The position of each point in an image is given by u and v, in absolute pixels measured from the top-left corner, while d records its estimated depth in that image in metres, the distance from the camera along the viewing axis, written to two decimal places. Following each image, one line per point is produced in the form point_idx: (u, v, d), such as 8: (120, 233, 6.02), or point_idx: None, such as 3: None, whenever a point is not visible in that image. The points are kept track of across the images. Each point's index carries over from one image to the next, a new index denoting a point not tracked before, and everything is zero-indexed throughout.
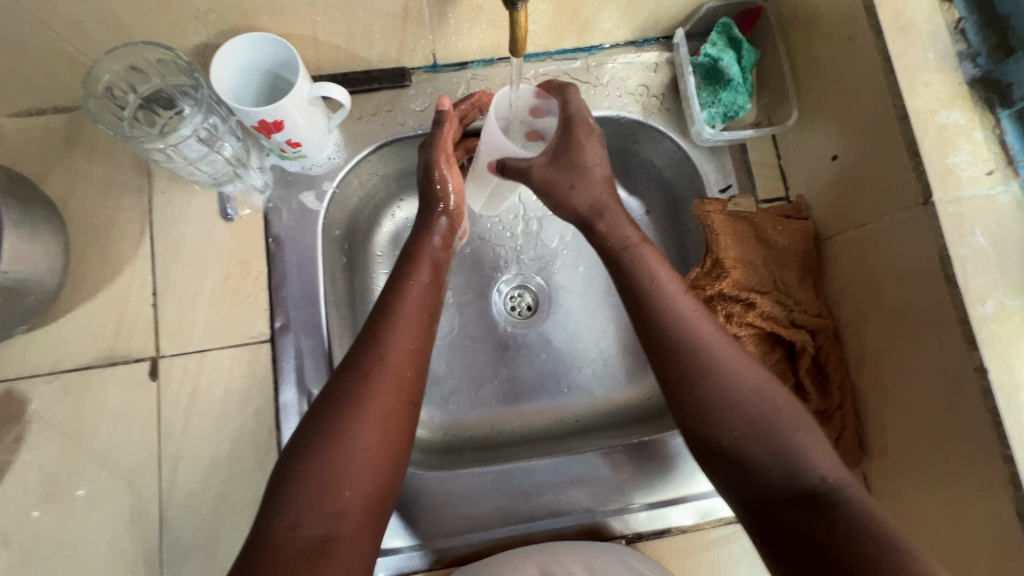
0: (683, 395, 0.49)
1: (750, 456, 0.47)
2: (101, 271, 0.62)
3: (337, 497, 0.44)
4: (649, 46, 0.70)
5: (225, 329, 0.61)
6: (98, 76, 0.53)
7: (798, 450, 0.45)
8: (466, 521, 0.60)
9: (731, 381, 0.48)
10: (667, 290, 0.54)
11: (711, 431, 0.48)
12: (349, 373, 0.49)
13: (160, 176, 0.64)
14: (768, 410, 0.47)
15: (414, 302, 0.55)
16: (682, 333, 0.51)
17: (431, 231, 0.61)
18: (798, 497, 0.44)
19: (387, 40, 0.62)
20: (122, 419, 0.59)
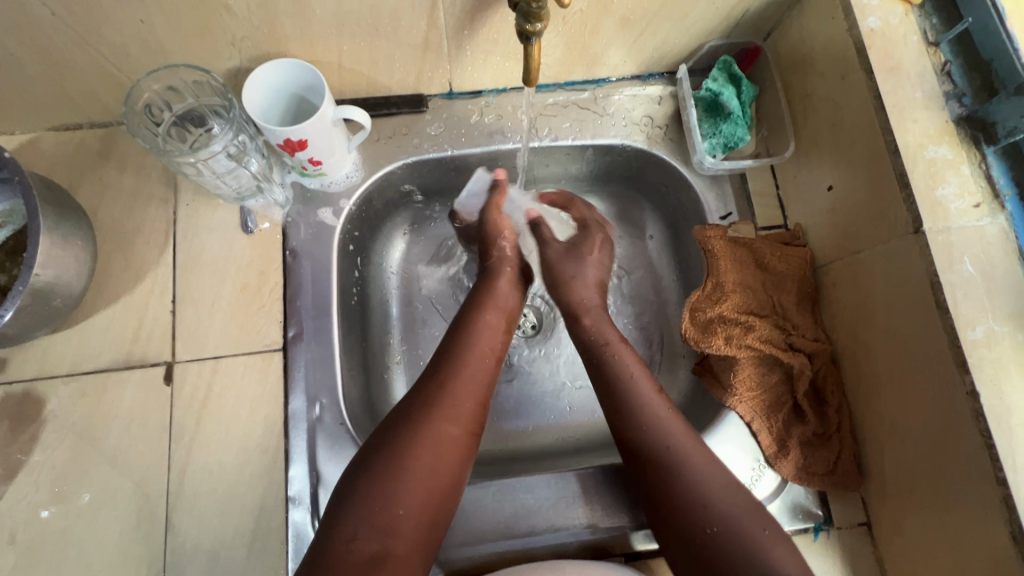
0: (653, 484, 0.53)
1: (722, 554, 0.47)
2: (125, 277, 0.64)
3: (392, 514, 0.46)
4: (654, 80, 0.74)
5: (240, 337, 0.63)
6: (138, 95, 0.57)
7: (767, 552, 0.47)
8: (467, 534, 0.60)
9: (703, 479, 0.51)
10: (646, 394, 0.58)
11: (688, 529, 0.49)
12: (419, 400, 0.53)
13: (186, 190, 0.67)
14: (737, 510, 0.49)
15: (483, 343, 0.60)
16: (665, 436, 0.54)
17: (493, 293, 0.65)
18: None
19: (407, 68, 0.66)
20: (135, 422, 0.60)
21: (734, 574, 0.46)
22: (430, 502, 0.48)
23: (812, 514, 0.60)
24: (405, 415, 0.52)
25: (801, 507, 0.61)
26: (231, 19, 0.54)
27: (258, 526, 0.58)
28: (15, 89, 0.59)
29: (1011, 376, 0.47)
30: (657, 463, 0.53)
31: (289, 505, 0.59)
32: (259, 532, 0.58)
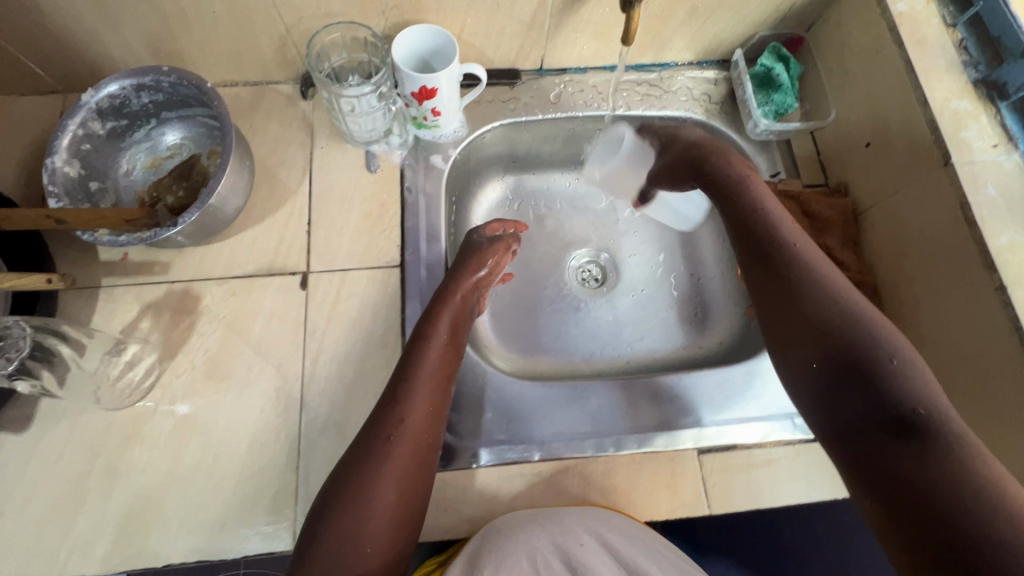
0: (786, 297, 0.56)
1: (843, 371, 0.50)
2: (269, 203, 0.76)
3: (361, 552, 0.50)
4: (710, 66, 0.88)
5: (364, 254, 0.74)
6: (313, 45, 0.71)
7: (902, 377, 0.48)
8: (558, 423, 0.69)
9: (834, 298, 0.53)
10: (778, 218, 0.61)
11: (811, 339, 0.53)
12: (373, 435, 0.56)
13: (321, 136, 0.80)
14: (869, 334, 0.50)
15: (430, 368, 0.62)
16: (799, 264, 0.57)
17: (455, 288, 0.69)
18: (890, 424, 0.46)
19: (511, 43, 0.79)
20: (275, 317, 0.70)
21: (857, 400, 0.49)
22: (394, 528, 0.53)
23: None
24: (365, 449, 0.55)
25: None
26: None
27: None
28: (202, 44, 0.74)
29: None
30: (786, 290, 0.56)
31: None
32: None
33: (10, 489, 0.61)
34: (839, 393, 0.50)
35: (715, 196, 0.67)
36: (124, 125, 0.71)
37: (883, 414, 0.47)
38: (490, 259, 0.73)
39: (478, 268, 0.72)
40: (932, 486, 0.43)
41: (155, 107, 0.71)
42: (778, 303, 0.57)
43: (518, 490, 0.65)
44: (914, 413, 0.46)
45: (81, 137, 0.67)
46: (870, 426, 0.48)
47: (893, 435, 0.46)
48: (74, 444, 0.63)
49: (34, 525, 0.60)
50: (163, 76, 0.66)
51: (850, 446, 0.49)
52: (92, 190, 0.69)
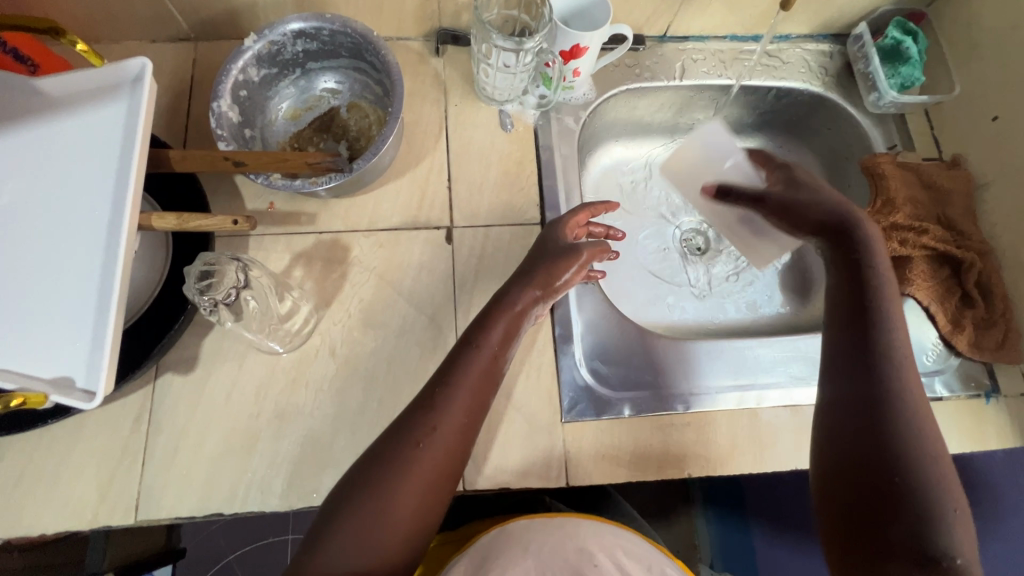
0: (871, 397, 0.53)
1: (905, 496, 0.48)
2: (409, 158, 0.77)
3: (376, 549, 0.49)
4: (825, 39, 0.89)
5: (506, 212, 0.75)
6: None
7: (938, 522, 0.47)
8: (703, 379, 0.71)
9: (926, 429, 0.51)
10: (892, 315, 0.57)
11: (878, 447, 0.51)
12: (400, 439, 0.53)
13: (454, 94, 0.80)
14: (929, 479, 0.49)
15: (474, 375, 0.57)
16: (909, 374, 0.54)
17: (516, 297, 0.63)
18: (920, 557, 0.46)
19: (646, 7, 0.80)
20: (424, 269, 0.71)
21: (899, 517, 0.47)
22: (411, 536, 0.51)
23: (982, 384, 0.74)
24: (389, 450, 0.53)
25: (972, 378, 0.74)
26: None
27: (532, 362, 0.68)
28: None
29: None
30: (871, 375, 0.54)
31: (559, 343, 0.69)
32: (532, 364, 0.68)
33: (181, 428, 0.63)
34: (892, 515, 0.48)
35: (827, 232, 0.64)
36: (275, 74, 0.71)
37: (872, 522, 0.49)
38: (565, 274, 0.66)
39: (550, 279, 0.65)
40: None
41: (305, 57, 0.71)
42: (861, 386, 0.54)
43: (671, 440, 0.67)
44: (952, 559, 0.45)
45: (239, 83, 0.67)
46: (888, 543, 0.47)
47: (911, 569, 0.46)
48: (240, 387, 0.65)
49: (210, 463, 0.62)
50: (326, 24, 0.66)
51: (848, 536, 0.50)
52: (246, 137, 0.69)
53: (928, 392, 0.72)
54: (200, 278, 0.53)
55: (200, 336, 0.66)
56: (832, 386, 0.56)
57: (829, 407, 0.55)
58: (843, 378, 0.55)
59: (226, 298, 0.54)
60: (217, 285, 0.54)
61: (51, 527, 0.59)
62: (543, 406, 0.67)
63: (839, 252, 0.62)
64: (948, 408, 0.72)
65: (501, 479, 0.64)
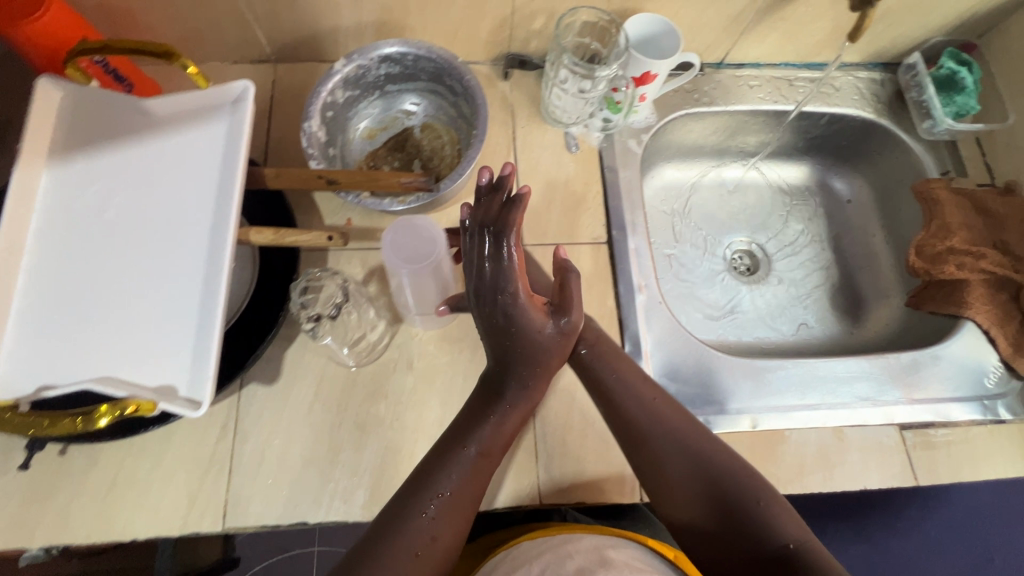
0: (668, 448, 0.59)
1: (737, 516, 0.55)
2: (479, 177, 0.79)
3: None
4: (876, 68, 0.92)
5: (573, 231, 0.78)
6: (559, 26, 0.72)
7: (757, 511, 0.55)
8: (770, 398, 0.72)
9: (707, 458, 0.58)
10: (629, 378, 0.63)
11: (696, 491, 0.57)
12: (398, 515, 0.51)
13: (521, 117, 0.83)
14: (748, 500, 0.55)
15: (485, 459, 0.55)
16: (654, 422, 0.61)
17: (528, 390, 0.55)
18: (771, 553, 0.52)
19: (707, 37, 0.83)
20: None
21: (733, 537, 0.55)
22: None
23: None
24: (384, 538, 0.50)
25: None
26: None
27: None
28: (427, 21, 0.77)
29: None
30: (630, 412, 0.61)
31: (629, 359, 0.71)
32: None
33: (266, 438, 0.64)
34: (739, 540, 0.54)
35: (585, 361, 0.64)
36: (357, 95, 0.74)
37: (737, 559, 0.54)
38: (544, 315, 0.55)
39: (547, 358, 0.54)
40: None
41: (386, 80, 0.74)
42: (635, 439, 0.61)
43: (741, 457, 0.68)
44: (785, 546, 0.52)
45: (327, 105, 0.70)
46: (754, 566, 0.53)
47: None
48: (322, 398, 0.66)
49: (293, 472, 0.63)
50: (411, 50, 0.70)
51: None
52: (330, 156, 0.72)
53: (991, 414, 0.73)
54: (303, 293, 0.61)
55: (284, 348, 0.68)
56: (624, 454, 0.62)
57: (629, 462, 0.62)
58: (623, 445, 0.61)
59: (323, 310, 0.61)
60: (317, 299, 0.61)
61: (140, 534, 0.60)
62: None
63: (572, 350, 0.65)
64: (1013, 432, 0.73)
65: (575, 494, 0.65)
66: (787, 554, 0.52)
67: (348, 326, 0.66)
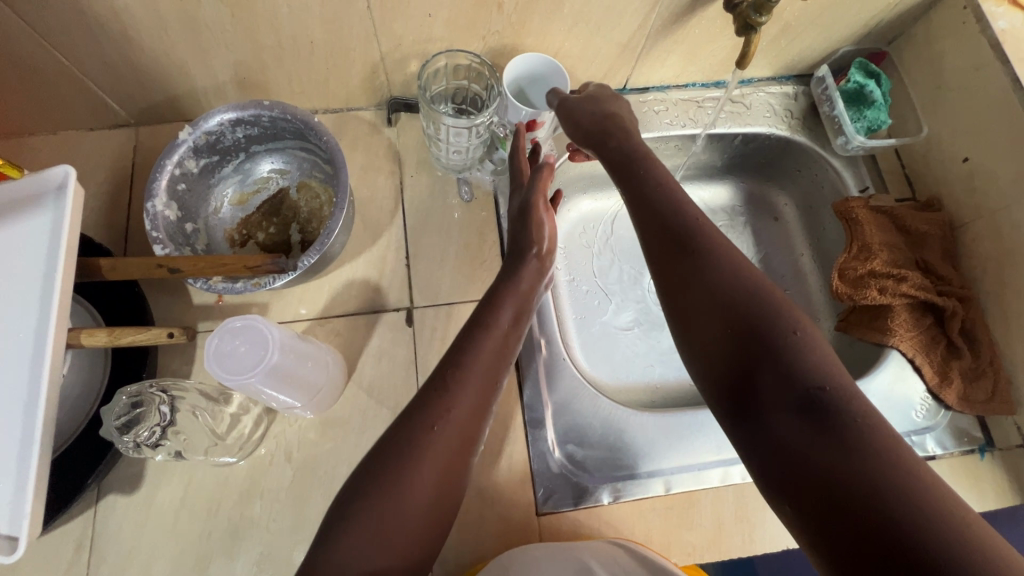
0: (693, 242, 0.49)
1: (759, 334, 0.43)
2: (365, 236, 0.74)
3: (395, 535, 0.44)
4: (788, 81, 0.88)
5: (467, 287, 0.72)
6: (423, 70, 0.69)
7: (782, 334, 0.43)
8: (683, 456, 0.68)
9: (736, 265, 0.47)
10: (671, 180, 0.54)
11: (719, 287, 0.46)
12: (415, 417, 0.49)
13: (409, 165, 0.77)
14: (775, 309, 0.44)
15: (485, 358, 0.55)
16: (684, 219, 0.51)
17: (521, 277, 0.63)
18: (796, 399, 0.40)
19: (601, 65, 0.78)
20: (383, 358, 0.68)
21: (742, 344, 0.44)
22: (434, 516, 0.47)
23: (975, 438, 0.71)
24: (397, 443, 0.47)
25: (966, 432, 0.71)
26: (496, 15, 0.66)
27: (502, 451, 0.65)
28: (291, 75, 0.71)
29: None
30: (659, 203, 0.52)
31: (530, 429, 0.66)
32: (502, 453, 0.65)
33: (126, 556, 0.58)
34: (760, 360, 0.42)
35: (614, 168, 0.58)
36: (216, 161, 0.68)
37: (753, 392, 0.42)
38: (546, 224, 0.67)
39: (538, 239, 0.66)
40: (842, 492, 0.35)
41: (247, 141, 0.68)
42: (660, 236, 0.51)
43: (653, 527, 0.63)
44: (818, 389, 0.39)
45: (177, 177, 0.64)
46: (776, 410, 0.40)
47: (802, 433, 0.38)
48: (190, 505, 0.60)
49: None
50: (263, 110, 0.64)
51: (747, 419, 0.42)
52: (187, 231, 0.66)
53: (920, 451, 0.69)
54: (122, 419, 0.53)
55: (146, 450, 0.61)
56: (645, 252, 0.52)
57: (647, 256, 0.52)
58: (646, 234, 0.52)
59: (146, 437, 0.55)
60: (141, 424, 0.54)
61: None
62: (514, 501, 0.63)
63: (614, 162, 0.58)
64: (943, 467, 0.69)
65: None
66: (818, 398, 0.39)
67: (200, 433, 0.59)
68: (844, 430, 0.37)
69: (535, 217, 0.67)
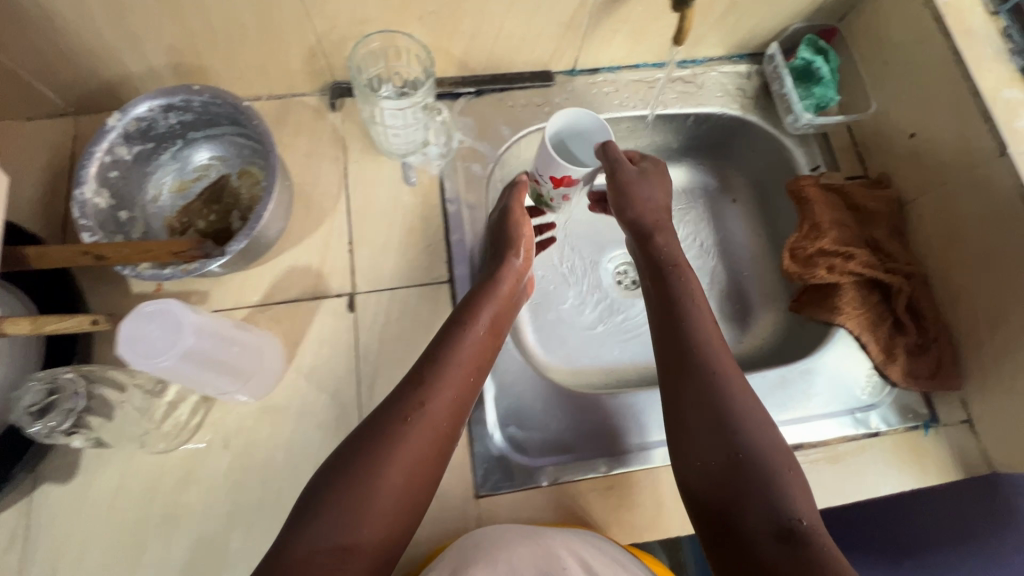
0: (713, 388, 0.56)
1: (763, 464, 0.51)
2: (306, 223, 0.73)
3: (354, 533, 0.46)
4: (742, 60, 0.87)
5: (411, 272, 0.72)
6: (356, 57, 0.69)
7: (778, 479, 0.50)
8: (625, 436, 0.68)
9: (751, 412, 0.54)
10: (705, 320, 0.61)
11: (725, 416, 0.54)
12: (389, 413, 0.52)
13: (354, 150, 0.77)
14: (769, 460, 0.51)
15: (466, 357, 0.58)
16: (713, 363, 0.57)
17: (500, 277, 0.66)
18: (774, 526, 0.47)
19: (546, 46, 0.77)
20: (324, 344, 0.68)
21: (725, 466, 0.52)
22: (401, 506, 0.50)
23: (919, 414, 0.71)
24: (372, 436, 0.51)
25: (911, 408, 0.71)
26: None
27: None
28: (227, 59, 0.70)
29: None
30: (694, 341, 0.59)
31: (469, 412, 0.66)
32: None
33: (61, 544, 0.58)
34: (750, 485, 0.50)
35: (651, 283, 0.66)
36: (150, 148, 0.68)
37: (738, 510, 0.50)
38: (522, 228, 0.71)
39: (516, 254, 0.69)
40: None
41: (182, 128, 0.68)
42: (692, 356, 0.58)
43: (592, 507, 0.64)
44: (795, 523, 0.47)
45: (108, 164, 0.63)
46: (759, 533, 0.48)
47: (775, 549, 0.46)
48: (126, 492, 0.60)
49: None
50: (193, 95, 0.63)
51: (723, 526, 0.50)
52: (121, 220, 0.65)
53: (864, 427, 0.69)
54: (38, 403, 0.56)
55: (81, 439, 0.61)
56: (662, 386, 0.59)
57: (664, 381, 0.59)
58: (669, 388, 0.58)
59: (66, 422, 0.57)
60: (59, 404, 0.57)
61: None
62: (452, 484, 0.63)
63: (652, 270, 0.67)
64: (887, 444, 0.69)
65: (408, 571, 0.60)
66: (795, 531, 0.47)
67: (128, 421, 0.61)
68: (810, 557, 0.45)
69: (516, 220, 0.71)
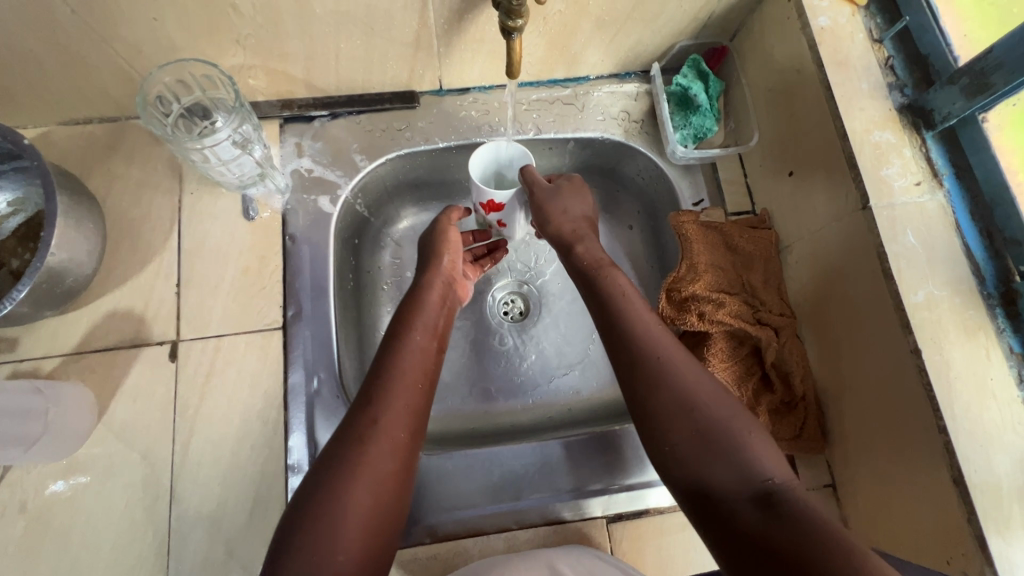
0: (658, 373, 0.54)
1: (716, 435, 0.50)
2: (132, 262, 0.68)
3: (331, 564, 0.42)
4: (631, 78, 0.79)
5: (241, 317, 0.67)
6: (151, 86, 0.63)
7: (741, 439, 0.49)
8: (458, 499, 0.64)
9: (694, 386, 0.53)
10: (640, 310, 0.59)
11: (672, 397, 0.52)
12: (342, 441, 0.48)
13: (191, 180, 0.71)
14: (727, 425, 0.50)
15: (413, 366, 0.56)
16: (653, 351, 0.55)
17: (429, 286, 0.65)
18: (748, 493, 0.46)
19: (399, 67, 0.70)
20: (139, 396, 0.63)
21: (684, 446, 0.50)
22: (368, 530, 0.46)
23: None
24: (332, 461, 0.47)
25: None
26: (238, 18, 0.58)
27: (256, 498, 0.61)
28: (32, 85, 0.64)
29: (949, 336, 0.52)
30: (631, 326, 0.57)
31: (290, 473, 0.62)
32: (258, 499, 0.61)
33: None
34: (717, 459, 0.49)
35: (586, 290, 0.64)
36: None
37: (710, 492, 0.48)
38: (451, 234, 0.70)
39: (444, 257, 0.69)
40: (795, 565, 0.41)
41: None
42: (631, 344, 0.56)
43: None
44: (768, 481, 0.47)
45: None
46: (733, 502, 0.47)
47: (759, 515, 0.45)
48: None
49: None
50: None
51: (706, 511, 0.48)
52: None
53: None
54: None
55: None
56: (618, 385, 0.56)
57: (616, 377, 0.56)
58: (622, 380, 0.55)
59: None
60: None
61: None
62: (262, 551, 0.60)
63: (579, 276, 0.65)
64: None
65: None
66: (769, 490, 0.46)
67: None
68: (793, 515, 0.43)
69: (444, 225, 0.71)
